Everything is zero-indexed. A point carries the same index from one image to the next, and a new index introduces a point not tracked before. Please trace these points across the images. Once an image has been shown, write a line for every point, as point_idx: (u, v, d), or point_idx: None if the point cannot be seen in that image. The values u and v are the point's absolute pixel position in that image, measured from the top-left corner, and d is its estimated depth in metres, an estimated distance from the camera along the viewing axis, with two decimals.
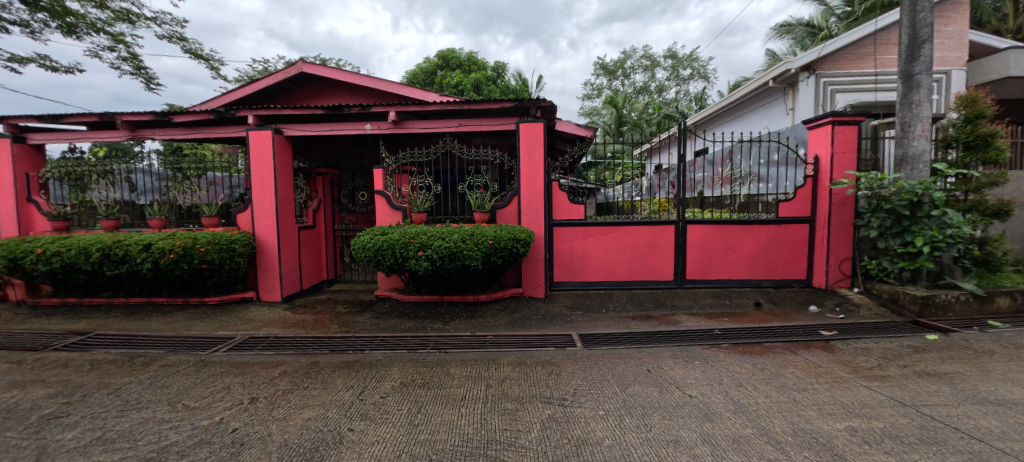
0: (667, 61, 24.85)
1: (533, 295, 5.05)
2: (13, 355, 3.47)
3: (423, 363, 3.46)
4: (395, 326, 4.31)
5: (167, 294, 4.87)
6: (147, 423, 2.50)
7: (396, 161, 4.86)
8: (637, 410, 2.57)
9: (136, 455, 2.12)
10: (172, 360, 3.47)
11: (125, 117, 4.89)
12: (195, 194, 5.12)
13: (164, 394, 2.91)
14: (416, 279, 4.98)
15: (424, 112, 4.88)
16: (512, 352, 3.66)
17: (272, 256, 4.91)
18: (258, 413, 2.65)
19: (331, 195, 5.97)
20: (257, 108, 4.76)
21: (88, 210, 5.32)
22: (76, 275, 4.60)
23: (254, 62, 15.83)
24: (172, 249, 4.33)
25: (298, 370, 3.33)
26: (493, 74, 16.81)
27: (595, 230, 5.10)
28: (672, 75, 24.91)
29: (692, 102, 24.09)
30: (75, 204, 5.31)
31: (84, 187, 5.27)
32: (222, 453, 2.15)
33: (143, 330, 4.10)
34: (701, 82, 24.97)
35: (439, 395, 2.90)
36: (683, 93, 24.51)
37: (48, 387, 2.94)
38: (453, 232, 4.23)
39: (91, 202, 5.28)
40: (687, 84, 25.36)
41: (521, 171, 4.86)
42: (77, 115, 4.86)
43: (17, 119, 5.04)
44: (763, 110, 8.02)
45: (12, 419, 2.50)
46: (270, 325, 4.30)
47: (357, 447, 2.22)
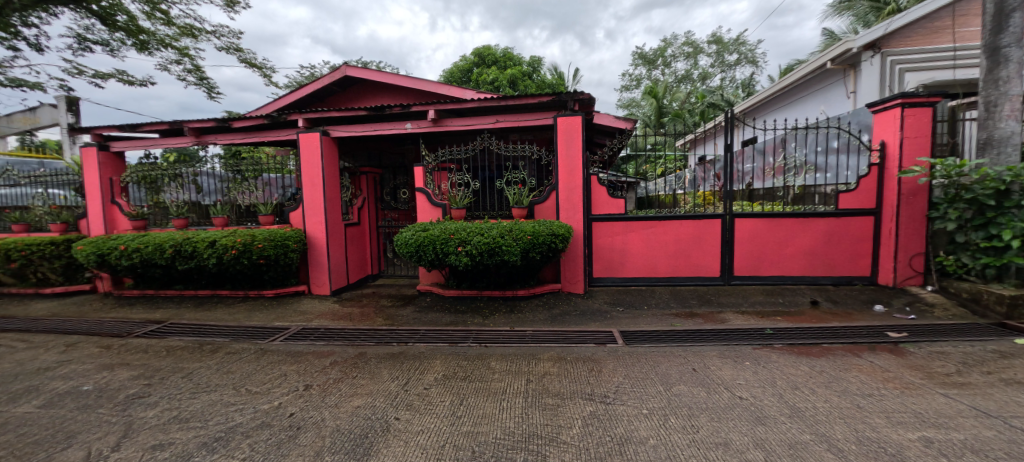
0: (711, 47, 23.76)
1: (572, 291, 5.00)
2: (103, 341, 3.90)
3: (464, 356, 3.54)
4: (437, 320, 4.41)
5: (230, 287, 5.26)
6: (216, 404, 2.85)
7: (436, 159, 4.90)
8: (683, 410, 2.47)
9: (206, 434, 2.49)
10: (236, 348, 3.74)
11: (191, 124, 5.29)
12: (253, 194, 5.44)
13: (229, 379, 3.20)
14: (457, 274, 5.05)
15: (462, 110, 4.91)
16: (552, 348, 3.65)
17: (322, 252, 5.16)
18: (311, 400, 2.90)
19: (374, 193, 6.16)
20: (307, 112, 4.97)
21: (161, 210, 5.82)
22: (153, 268, 5.06)
23: (301, 68, 16.80)
24: (234, 246, 4.64)
25: (347, 360, 3.51)
26: (528, 69, 16.70)
27: (636, 225, 4.96)
28: (716, 61, 23.81)
29: (737, 89, 23.03)
30: (151, 205, 5.81)
31: (158, 189, 5.74)
32: (282, 435, 2.46)
33: (210, 320, 4.45)
34: (748, 67, 23.64)
35: (480, 389, 2.97)
36: (728, 80, 23.41)
37: (131, 369, 3.30)
38: (491, 227, 4.25)
39: (163, 203, 5.75)
40: (733, 70, 24.03)
41: (558, 166, 4.80)
42: (152, 124, 5.30)
43: (102, 128, 5.60)
44: (819, 94, 7.52)
45: (105, 398, 2.89)
46: (321, 316, 4.53)
47: (403, 435, 2.38)
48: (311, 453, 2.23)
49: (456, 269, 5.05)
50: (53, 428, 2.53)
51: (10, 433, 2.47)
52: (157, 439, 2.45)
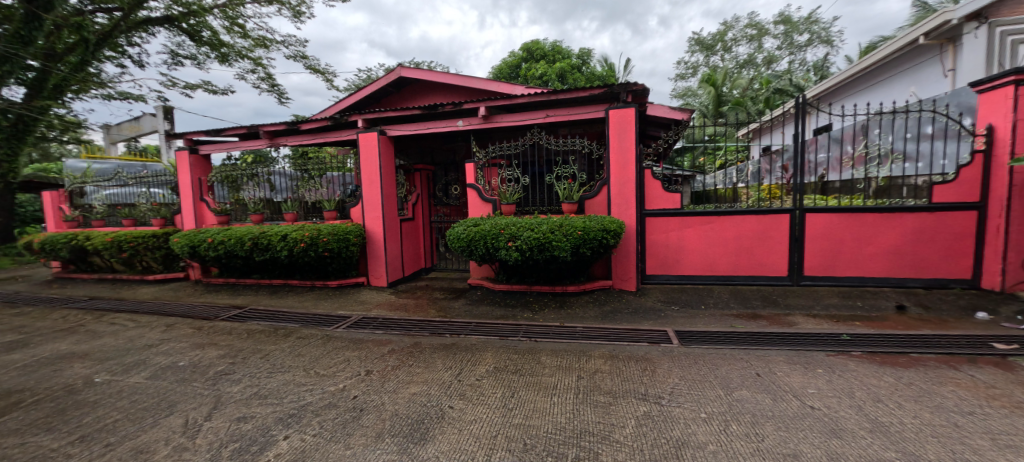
0: (778, 27, 21.90)
1: (624, 289, 4.89)
2: (196, 322, 4.42)
3: (515, 350, 3.59)
4: (488, 313, 4.50)
5: (299, 277, 5.70)
6: (290, 384, 3.14)
7: (486, 155, 4.96)
8: (745, 417, 2.33)
9: (282, 410, 2.78)
10: (305, 333, 4.06)
11: (265, 127, 5.79)
12: (318, 192, 5.84)
13: (300, 361, 3.50)
14: (507, 268, 5.12)
15: (512, 106, 4.94)
16: (604, 345, 3.59)
17: (379, 245, 5.43)
18: (372, 385, 3.09)
19: (427, 190, 6.38)
20: (365, 113, 5.25)
21: (241, 207, 6.40)
22: (235, 259, 5.61)
23: (360, 71, 17.77)
24: (303, 239, 5.03)
25: (404, 349, 3.70)
26: (578, 62, 16.39)
27: (693, 221, 4.73)
28: (784, 43, 21.92)
29: (808, 72, 21.04)
30: (232, 202, 6.41)
31: (238, 188, 6.29)
32: (347, 416, 2.67)
33: (282, 306, 4.86)
34: (822, 47, 21.48)
35: (531, 382, 2.99)
36: (797, 63, 21.46)
37: (219, 348, 3.72)
38: (541, 223, 4.27)
39: (243, 200, 6.31)
40: (804, 52, 22.00)
41: (610, 160, 4.69)
42: (232, 128, 5.85)
43: (193, 134, 6.28)
44: (908, 74, 6.73)
45: (198, 373, 3.31)
46: (379, 306, 4.80)
47: (457, 423, 2.47)
48: (373, 435, 2.39)
49: (506, 264, 5.11)
50: (157, 397, 2.98)
51: (126, 400, 2.95)
52: (242, 412, 2.79)
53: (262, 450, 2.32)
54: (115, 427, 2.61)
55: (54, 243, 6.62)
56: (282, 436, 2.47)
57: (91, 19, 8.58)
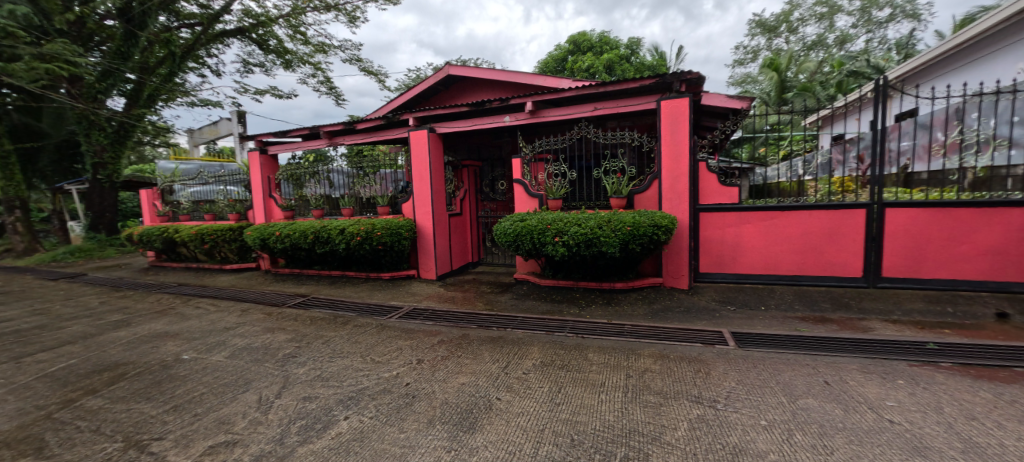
0: (854, 3, 19.79)
1: (675, 287, 4.73)
2: (267, 308, 4.86)
3: (561, 346, 3.60)
4: (534, 308, 4.54)
5: (355, 269, 6.06)
6: (349, 368, 3.36)
7: (533, 150, 4.93)
8: (811, 427, 2.18)
9: (342, 393, 2.98)
10: (361, 321, 4.32)
11: (325, 127, 6.19)
12: (372, 188, 6.11)
13: (357, 347, 3.73)
14: (553, 264, 5.12)
15: (559, 99, 4.90)
16: (654, 344, 3.49)
17: (428, 240, 5.63)
18: (423, 373, 3.23)
19: (474, 185, 6.50)
20: (416, 111, 5.45)
21: (304, 203, 6.81)
22: (299, 251, 6.06)
23: (411, 71, 18.44)
24: (359, 233, 5.33)
25: (453, 340, 3.83)
26: (626, 52, 15.86)
27: (752, 216, 4.46)
28: (860, 20, 19.77)
29: (891, 51, 18.82)
30: (296, 199, 6.85)
31: (301, 185, 6.71)
32: (400, 402, 2.81)
33: (341, 296, 5.21)
34: (908, 22, 19.12)
35: (578, 378, 2.98)
36: (877, 41, 19.28)
37: (286, 333, 4.06)
38: (589, 218, 4.27)
39: (306, 197, 6.72)
40: (885, 29, 19.73)
41: (661, 153, 4.56)
42: (296, 129, 6.30)
43: (262, 135, 6.83)
44: (1016, 48, 5.85)
45: (269, 354, 3.65)
46: (428, 298, 4.99)
47: (504, 415, 2.52)
48: (425, 422, 2.50)
49: (552, 259, 5.12)
50: (235, 375, 3.33)
51: (210, 376, 3.33)
52: (307, 392, 3.03)
53: (324, 429, 2.52)
54: (201, 400, 2.98)
55: (150, 236, 7.52)
56: (343, 416, 2.66)
57: (178, 34, 10.13)
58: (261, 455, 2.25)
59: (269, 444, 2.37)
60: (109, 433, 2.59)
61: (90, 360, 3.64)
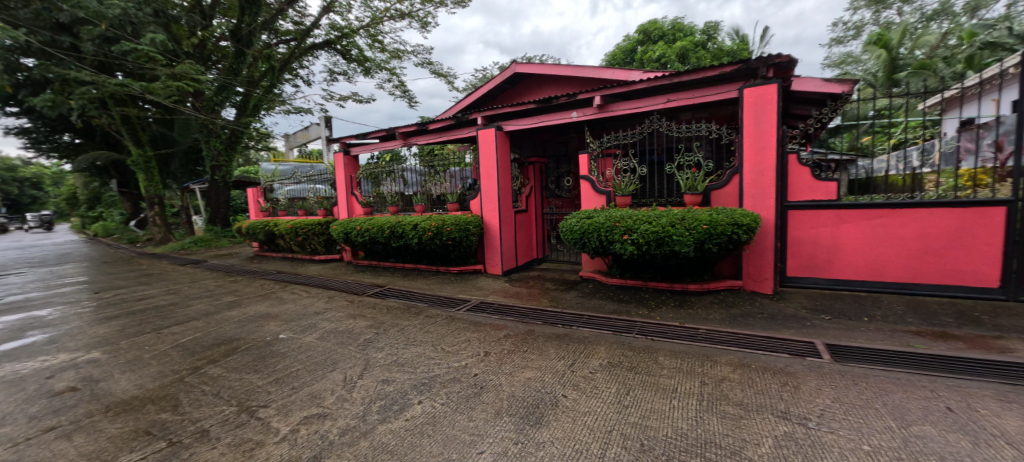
0: None
1: (757, 291, 4.42)
2: (350, 296, 5.34)
3: (629, 347, 3.50)
4: (600, 307, 4.48)
5: (426, 262, 6.43)
6: (422, 356, 3.58)
7: (601, 145, 4.90)
8: (929, 458, 1.88)
9: (416, 378, 3.18)
10: (433, 312, 4.57)
11: (401, 128, 6.63)
12: (442, 186, 6.40)
13: (429, 337, 3.96)
14: (621, 262, 5.02)
15: (629, 92, 4.81)
16: (733, 352, 3.27)
17: (495, 236, 5.77)
18: (490, 366, 3.33)
19: (540, 182, 6.49)
20: (485, 110, 5.65)
21: (380, 200, 7.29)
22: (376, 244, 6.56)
23: (478, 71, 18.96)
24: (431, 228, 5.63)
25: (518, 335, 3.91)
26: (702, 38, 14.77)
27: (852, 215, 4.01)
28: None
29: None
30: (374, 196, 7.35)
31: (379, 183, 7.18)
32: (470, 391, 2.92)
33: (414, 287, 5.56)
34: None
35: (648, 382, 2.88)
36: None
37: (366, 320, 4.42)
38: (660, 216, 4.19)
39: (382, 194, 7.19)
40: None
41: (743, 146, 4.32)
42: (375, 131, 6.81)
43: (346, 138, 7.46)
44: None
45: (353, 338, 4.01)
46: (495, 293, 5.14)
47: (571, 413, 2.52)
48: (494, 412, 2.58)
49: (620, 258, 5.02)
50: (323, 355, 3.70)
51: (302, 354, 3.74)
52: (384, 375, 3.28)
53: (400, 410, 2.71)
54: (297, 375, 3.36)
55: (255, 229, 8.61)
56: (417, 400, 2.83)
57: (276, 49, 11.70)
58: (347, 430, 2.49)
59: (353, 420, 2.60)
60: (226, 398, 3.04)
61: (211, 334, 4.28)
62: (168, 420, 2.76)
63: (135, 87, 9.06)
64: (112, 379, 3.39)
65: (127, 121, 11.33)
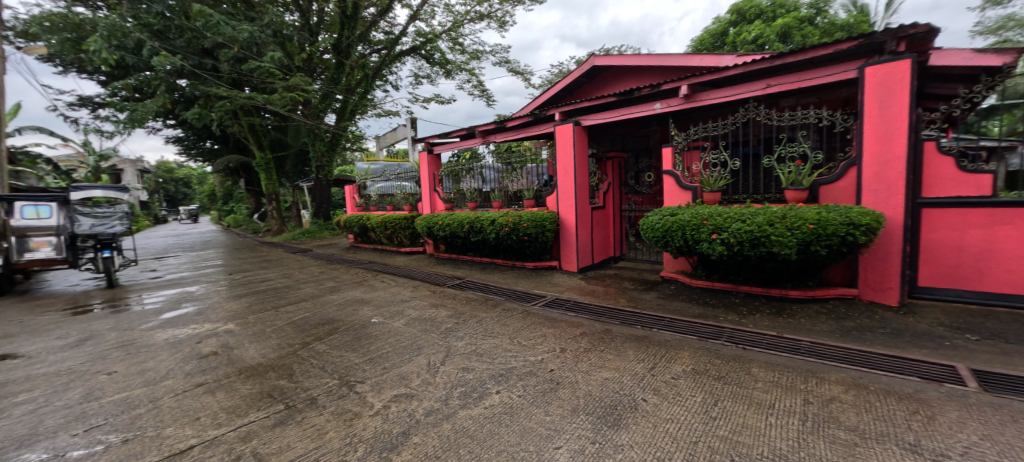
0: None
1: (877, 302, 3.82)
2: (433, 286, 5.71)
3: (717, 355, 3.24)
4: (683, 310, 4.23)
5: (503, 257, 6.62)
6: (499, 348, 3.67)
7: (686, 138, 4.68)
8: None
9: (493, 369, 3.27)
10: (508, 306, 4.69)
11: (481, 127, 6.84)
12: (519, 182, 6.59)
13: (506, 330, 4.06)
14: (709, 263, 4.65)
15: (721, 80, 4.53)
16: (846, 369, 2.84)
17: (571, 232, 5.72)
18: (566, 362, 3.31)
19: (619, 177, 6.29)
20: (563, 106, 5.68)
21: (459, 196, 7.63)
22: (457, 239, 6.91)
23: (555, 66, 18.80)
24: (508, 224, 5.77)
25: (595, 334, 3.84)
26: (812, 9, 12.79)
27: (1015, 215, 3.28)
28: None
29: None
30: (455, 193, 7.71)
31: (459, 180, 7.50)
32: (545, 386, 2.93)
33: (490, 281, 5.75)
34: None
35: (739, 394, 2.63)
36: None
37: (447, 310, 4.68)
38: (756, 214, 3.83)
39: (462, 190, 7.52)
40: None
41: (863, 134, 3.76)
42: (457, 130, 7.15)
43: (431, 137, 7.91)
44: None
45: (436, 326, 4.26)
46: (570, 290, 5.11)
47: (652, 419, 2.39)
48: (570, 410, 2.55)
49: (707, 259, 4.67)
50: (409, 340, 3.99)
51: (391, 338, 4.06)
52: (463, 363, 3.43)
53: (480, 398, 2.81)
54: (388, 356, 3.66)
55: (351, 222, 9.63)
56: (495, 390, 2.92)
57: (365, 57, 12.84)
58: (432, 411, 2.65)
59: (437, 403, 2.76)
60: (329, 371, 3.42)
61: (316, 314, 4.85)
62: (284, 386, 3.19)
63: (259, 100, 10.60)
64: (243, 347, 4.00)
65: (253, 130, 13.38)
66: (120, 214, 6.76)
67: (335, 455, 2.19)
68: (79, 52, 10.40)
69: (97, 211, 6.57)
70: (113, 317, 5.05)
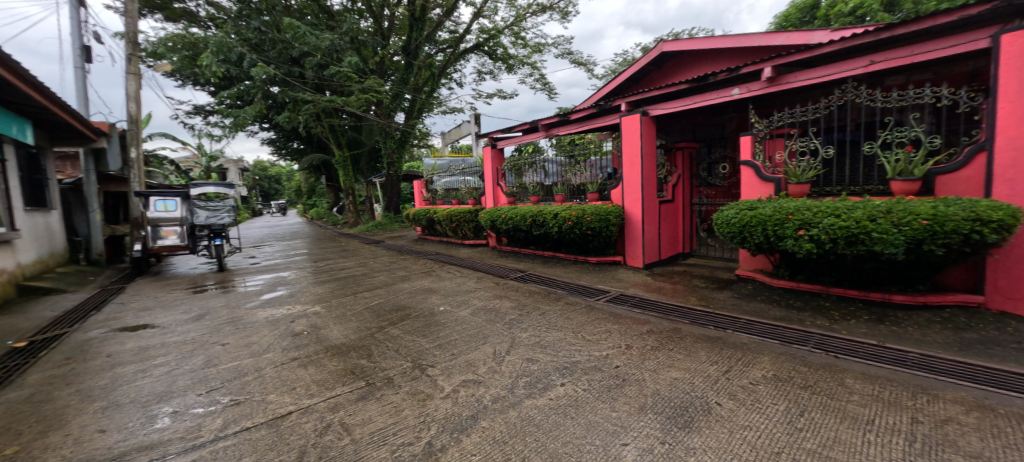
0: None
1: (1010, 312, 3.27)
2: (496, 278, 5.89)
3: (803, 362, 2.98)
4: (762, 311, 3.95)
5: (565, 251, 6.63)
6: (563, 341, 3.70)
7: (769, 125, 4.34)
8: None
9: (557, 362, 3.31)
10: (572, 300, 4.71)
11: (544, 121, 6.84)
12: (583, 175, 6.46)
13: (570, 323, 4.07)
14: (793, 262, 4.34)
15: (812, 59, 4.14)
16: (966, 388, 2.45)
17: (637, 227, 5.57)
18: (632, 359, 3.25)
19: (689, 170, 6.00)
20: (629, 96, 5.52)
21: (522, 190, 7.80)
22: (519, 232, 7.04)
23: (620, 55, 18.07)
24: (571, 218, 5.75)
25: (663, 332, 3.72)
26: None
27: None
28: None
29: None
30: (518, 187, 7.87)
31: (522, 174, 7.63)
32: (611, 382, 2.90)
33: (552, 274, 5.79)
34: None
35: (829, 406, 2.40)
36: None
37: (510, 301, 4.80)
38: (853, 208, 3.44)
39: (524, 184, 7.65)
40: None
41: (998, 112, 3.18)
42: (520, 125, 7.20)
43: (495, 132, 8.06)
44: None
45: (501, 316, 4.40)
46: (635, 286, 4.99)
47: (726, 423, 2.27)
48: (638, 408, 2.51)
49: (791, 257, 4.33)
50: (476, 329, 4.16)
51: (458, 327, 4.26)
52: (527, 354, 3.50)
53: (545, 389, 2.86)
54: (456, 344, 3.84)
55: (418, 215, 10.18)
56: (559, 383, 2.95)
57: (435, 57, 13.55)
58: (499, 398, 2.75)
59: (503, 391, 2.87)
60: (402, 355, 3.67)
61: (390, 301, 5.23)
62: (364, 365, 3.49)
63: (339, 102, 11.51)
64: (328, 328, 4.44)
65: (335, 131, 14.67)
66: (227, 207, 7.89)
67: (410, 431, 2.36)
68: (194, 67, 12.10)
69: (211, 204, 7.73)
70: (225, 296, 5.88)
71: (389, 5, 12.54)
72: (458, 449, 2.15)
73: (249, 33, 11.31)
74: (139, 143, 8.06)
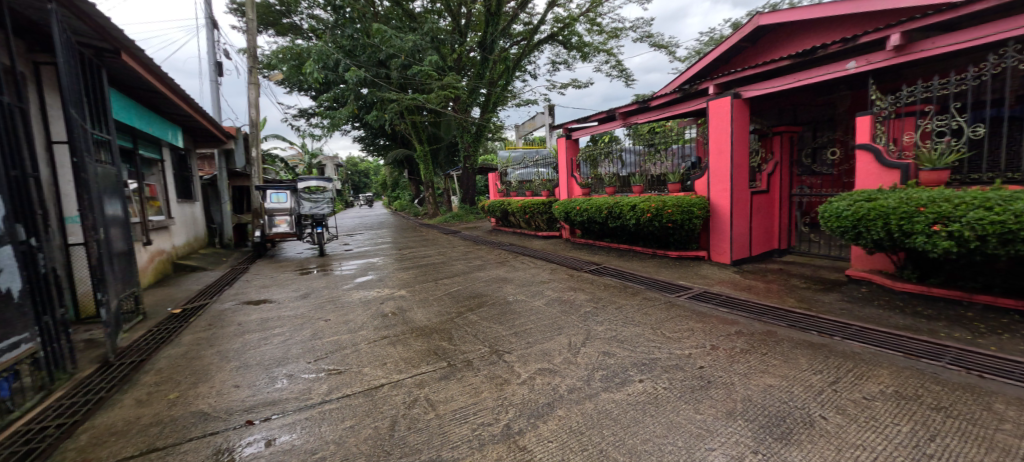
0: None
1: None
2: (569, 270, 5.90)
3: (935, 380, 2.55)
4: (880, 319, 3.45)
5: (643, 245, 6.41)
6: (642, 337, 3.61)
7: (895, 103, 3.74)
8: None
9: (635, 357, 3.24)
10: (650, 295, 4.56)
11: (621, 109, 6.63)
12: (664, 165, 6.14)
13: (649, 319, 3.95)
14: (926, 263, 3.72)
15: (960, 19, 3.44)
16: None
17: (725, 220, 5.19)
18: (719, 361, 3.06)
19: (790, 157, 5.37)
20: (718, 78, 5.15)
21: (597, 181, 7.67)
22: (593, 224, 6.95)
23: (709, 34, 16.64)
24: (649, 210, 5.52)
25: (755, 334, 3.44)
26: None
27: None
28: None
29: None
30: (592, 178, 7.75)
31: (597, 164, 7.51)
32: (695, 383, 2.78)
33: (628, 268, 5.64)
34: None
35: (970, 433, 2.04)
36: None
37: (585, 294, 4.79)
38: (1013, 198, 2.82)
39: (600, 175, 7.51)
40: None
41: None
42: (596, 114, 7.06)
43: (569, 123, 7.98)
44: None
45: (576, 309, 4.41)
46: (720, 284, 4.66)
47: (832, 438, 2.06)
48: (726, 412, 2.38)
49: (923, 257, 3.72)
50: (550, 319, 4.22)
51: (532, 316, 4.35)
52: (603, 347, 3.48)
53: (622, 384, 2.83)
54: (532, 333, 3.95)
55: (495, 207, 10.55)
56: (638, 379, 2.90)
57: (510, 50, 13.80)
58: (575, 389, 2.79)
59: (579, 382, 2.90)
60: (480, 340, 3.86)
61: (468, 289, 5.50)
62: (444, 347, 3.74)
63: (420, 100, 12.20)
64: (413, 311, 4.82)
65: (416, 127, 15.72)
66: (326, 199, 8.62)
67: (489, 413, 2.50)
68: (299, 75, 13.74)
69: (313, 196, 8.56)
70: (325, 278, 6.67)
71: (466, 3, 12.97)
72: (535, 434, 2.23)
73: (343, 41, 12.51)
74: (257, 144, 9.40)
